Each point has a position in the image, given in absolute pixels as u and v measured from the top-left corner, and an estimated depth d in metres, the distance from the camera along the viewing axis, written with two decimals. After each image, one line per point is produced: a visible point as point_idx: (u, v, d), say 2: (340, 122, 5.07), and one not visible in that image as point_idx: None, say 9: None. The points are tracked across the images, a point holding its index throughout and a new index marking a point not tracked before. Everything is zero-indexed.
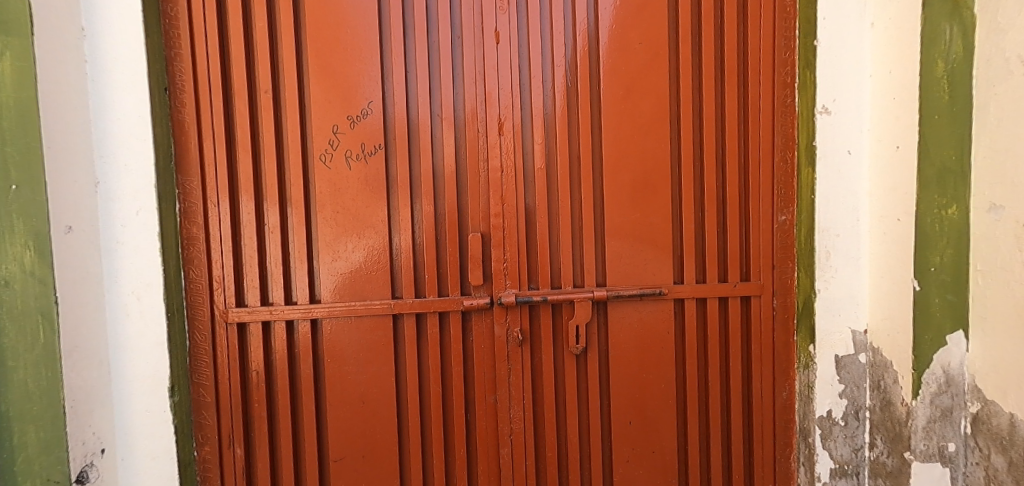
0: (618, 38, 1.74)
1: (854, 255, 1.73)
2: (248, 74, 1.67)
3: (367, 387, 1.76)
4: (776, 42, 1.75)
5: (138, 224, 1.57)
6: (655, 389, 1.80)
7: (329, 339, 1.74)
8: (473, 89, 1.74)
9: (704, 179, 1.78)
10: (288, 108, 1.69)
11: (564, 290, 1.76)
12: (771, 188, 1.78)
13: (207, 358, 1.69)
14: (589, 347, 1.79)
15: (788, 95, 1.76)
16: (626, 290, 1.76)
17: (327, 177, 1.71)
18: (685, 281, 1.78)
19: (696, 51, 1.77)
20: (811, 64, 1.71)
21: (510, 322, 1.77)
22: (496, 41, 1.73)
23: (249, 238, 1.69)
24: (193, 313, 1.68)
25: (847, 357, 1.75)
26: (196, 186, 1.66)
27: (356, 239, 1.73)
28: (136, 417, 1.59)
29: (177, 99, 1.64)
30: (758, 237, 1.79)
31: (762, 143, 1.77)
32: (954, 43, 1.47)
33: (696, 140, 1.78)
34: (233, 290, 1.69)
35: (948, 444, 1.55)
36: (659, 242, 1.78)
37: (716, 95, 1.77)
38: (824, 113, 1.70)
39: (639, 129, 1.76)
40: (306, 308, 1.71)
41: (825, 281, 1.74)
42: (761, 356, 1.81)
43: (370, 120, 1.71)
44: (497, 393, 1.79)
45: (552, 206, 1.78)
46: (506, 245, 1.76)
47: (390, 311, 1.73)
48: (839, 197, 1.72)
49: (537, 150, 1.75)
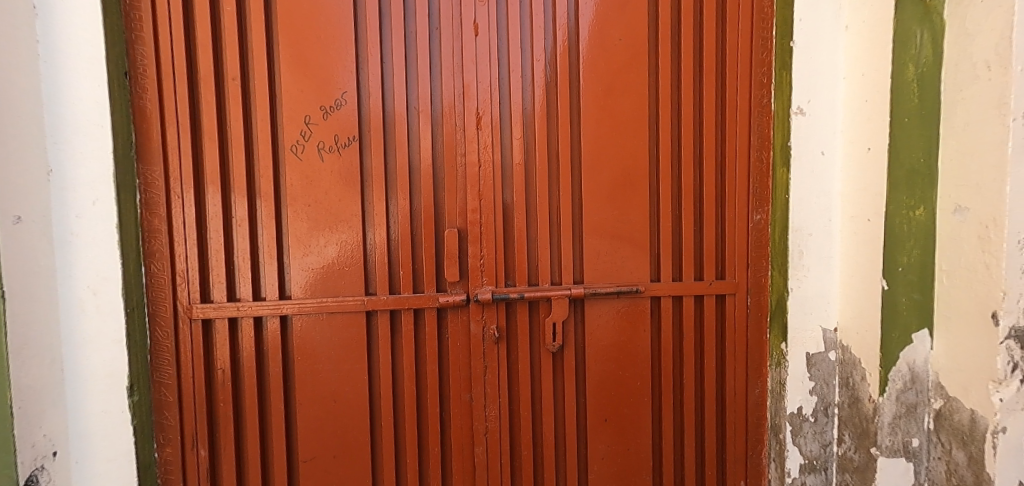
0: (598, 34, 1.73)
1: (825, 254, 1.76)
2: (215, 61, 1.61)
3: (339, 385, 1.71)
4: (753, 42, 1.76)
5: (95, 215, 1.49)
6: (631, 387, 1.80)
7: (299, 337, 1.69)
8: (452, 82, 1.71)
9: (681, 176, 1.78)
10: (258, 97, 1.62)
11: (541, 287, 1.74)
12: (747, 187, 1.79)
13: (169, 356, 1.61)
14: (566, 344, 1.77)
15: (763, 95, 1.78)
16: (603, 288, 1.75)
17: (299, 168, 1.66)
18: (662, 279, 1.79)
19: (677, 49, 1.77)
20: (787, 64, 1.73)
21: (486, 319, 1.74)
22: (475, 33, 1.70)
23: (214, 231, 1.62)
24: (155, 308, 1.60)
25: (818, 354, 1.78)
26: (158, 176, 1.58)
27: (329, 234, 1.69)
28: (91, 418, 1.52)
29: (138, 84, 1.56)
30: (733, 236, 1.80)
31: (740, 142, 1.78)
32: (924, 48, 1.48)
33: (673, 138, 1.78)
34: (198, 285, 1.62)
35: (912, 439, 1.56)
36: (636, 240, 1.77)
37: (695, 94, 1.77)
38: (799, 114, 1.72)
39: (616, 126, 1.75)
40: (275, 304, 1.65)
41: (798, 279, 1.76)
42: (735, 353, 1.82)
43: (344, 111, 1.66)
44: (473, 391, 1.76)
45: (530, 203, 1.76)
46: (483, 241, 1.73)
47: (364, 307, 1.69)
48: (813, 197, 1.75)
49: (516, 145, 1.73)
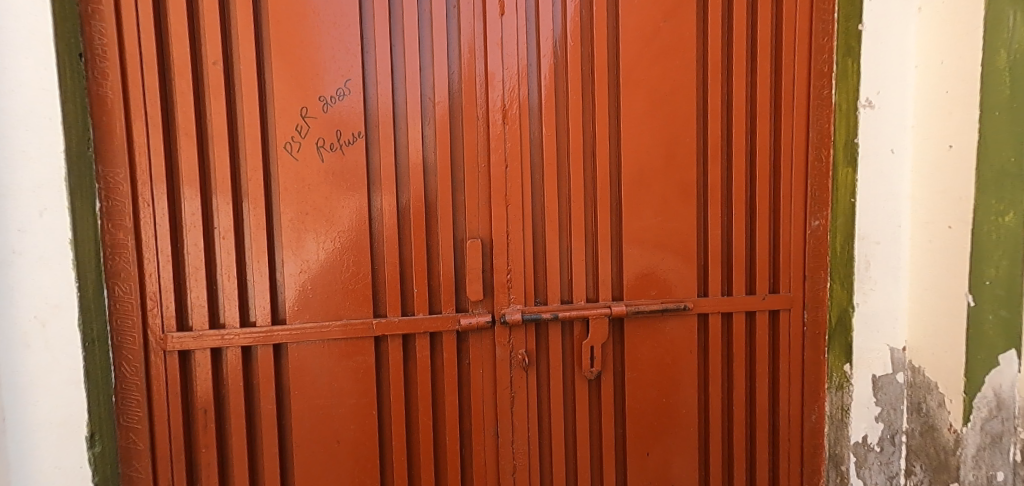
0: (639, 16, 1.51)
1: (893, 265, 1.55)
2: (191, 41, 1.34)
3: (344, 424, 1.47)
4: (812, 26, 1.55)
5: (43, 229, 1.21)
6: (674, 415, 1.60)
7: (294, 367, 1.43)
8: (473, 68, 1.47)
9: (732, 177, 1.58)
10: (244, 86, 1.36)
11: (576, 305, 1.52)
12: (804, 189, 1.58)
13: (138, 397, 1.33)
14: (604, 370, 1.55)
15: (823, 86, 1.56)
16: (647, 305, 1.54)
17: (294, 170, 1.41)
18: (710, 294, 1.58)
19: (727, 34, 1.56)
20: (853, 51, 1.53)
21: (514, 342, 1.51)
22: (500, 12, 1.46)
23: (193, 245, 1.36)
24: (120, 340, 1.32)
25: (884, 377, 1.58)
26: (123, 180, 1.31)
27: (329, 247, 1.44)
28: (42, 477, 1.23)
29: (96, 68, 1.28)
30: (788, 244, 1.60)
31: (795, 138, 1.57)
32: (1017, 31, 1.30)
33: (724, 134, 1.57)
34: (174, 310, 1.35)
35: (997, 473, 1.39)
36: (681, 251, 1.56)
37: (746, 85, 1.56)
38: (867, 107, 1.52)
39: (660, 119, 1.53)
40: (266, 331, 1.40)
41: (863, 293, 1.56)
42: (790, 374, 1.63)
43: (348, 102, 1.42)
44: (499, 425, 1.54)
45: (562, 208, 1.53)
46: (511, 254, 1.51)
47: (372, 332, 1.45)
48: (880, 201, 1.54)
49: (546, 141, 1.50)
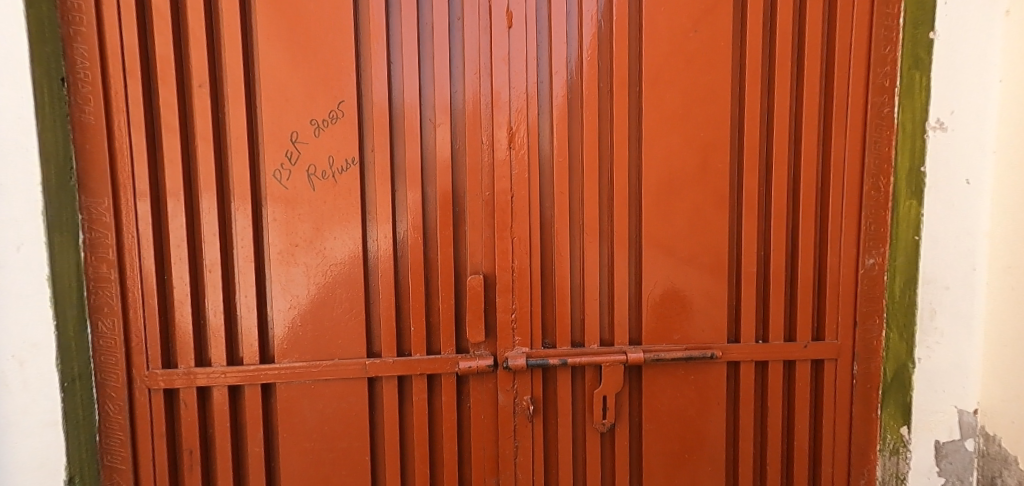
0: (665, 26, 1.33)
1: (965, 315, 1.33)
2: (177, 62, 1.26)
3: (334, 469, 1.38)
4: (872, 33, 1.33)
5: (19, 266, 1.15)
6: (698, 473, 1.43)
7: (283, 409, 1.35)
8: (478, 86, 1.33)
9: (771, 208, 1.38)
10: (231, 110, 1.28)
11: (587, 350, 1.37)
12: (857, 222, 1.37)
13: (122, 436, 1.28)
14: (618, 421, 1.40)
15: (883, 103, 1.34)
16: (668, 352, 1.38)
17: (284, 199, 1.32)
18: (742, 340, 1.40)
19: (769, 44, 1.36)
20: (921, 62, 1.30)
21: (519, 388, 1.38)
22: (507, 24, 1.32)
23: (179, 279, 1.29)
24: (104, 377, 1.27)
25: (950, 443, 1.36)
26: (106, 211, 1.24)
27: (321, 281, 1.34)
28: None
29: (78, 94, 1.22)
30: (837, 285, 1.39)
31: (848, 164, 1.36)
32: None
33: (763, 159, 1.38)
34: (159, 347, 1.29)
35: None
36: (710, 290, 1.39)
37: (791, 102, 1.36)
38: (937, 129, 1.30)
39: (687, 143, 1.36)
40: (252, 371, 1.32)
41: (926, 347, 1.34)
42: (835, 432, 1.42)
43: (340, 125, 1.31)
44: (501, 476, 1.41)
45: (574, 241, 1.39)
46: (516, 291, 1.37)
47: (365, 373, 1.35)
48: (952, 239, 1.32)
49: (558, 168, 1.35)
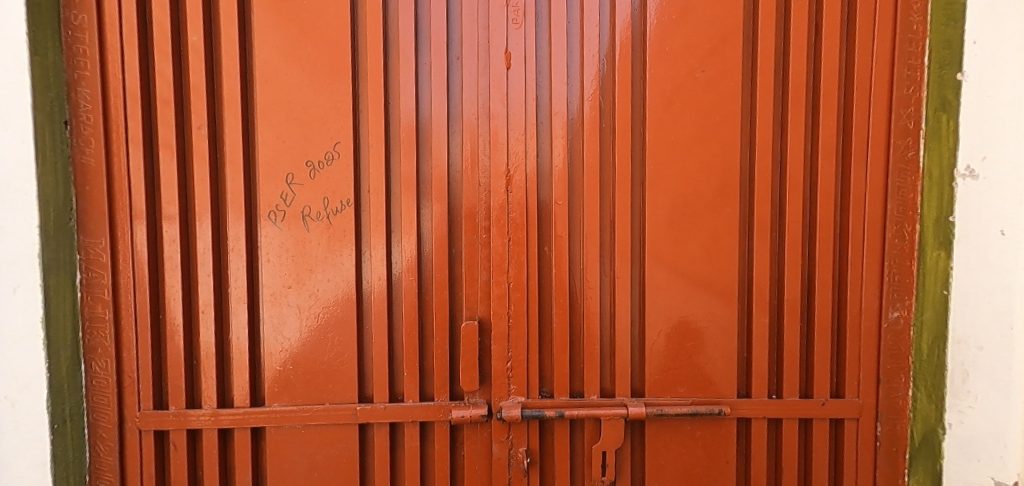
0: (671, 66, 1.28)
1: (1002, 378, 1.19)
2: (177, 105, 1.27)
3: None
4: (892, 72, 1.26)
5: (14, 307, 1.16)
6: None
7: (273, 453, 1.32)
8: (476, 128, 1.30)
9: (785, 255, 1.30)
10: (228, 152, 1.28)
11: (587, 402, 1.31)
12: (880, 272, 1.28)
13: (111, 477, 1.28)
14: (619, 477, 1.33)
15: (907, 146, 1.26)
16: (672, 407, 1.30)
17: (279, 241, 1.30)
18: (752, 396, 1.31)
19: (782, 83, 1.30)
20: (948, 104, 1.21)
21: (514, 440, 1.32)
22: (506, 64, 1.28)
23: (172, 320, 1.29)
24: (96, 417, 1.27)
25: None
26: (103, 251, 1.25)
27: (312, 325, 1.32)
28: None
29: (80, 136, 1.24)
30: (858, 338, 1.30)
31: (868, 210, 1.28)
32: None
33: (776, 204, 1.31)
34: (151, 388, 1.28)
35: None
36: (719, 341, 1.31)
37: (805, 145, 1.29)
38: (967, 177, 1.20)
39: (693, 187, 1.29)
40: (241, 414, 1.29)
41: (958, 413, 1.22)
42: None
43: (336, 167, 1.29)
44: None
45: (574, 287, 1.33)
46: (513, 338, 1.32)
47: (357, 419, 1.31)
48: (986, 295, 1.19)
49: (557, 211, 1.31)
